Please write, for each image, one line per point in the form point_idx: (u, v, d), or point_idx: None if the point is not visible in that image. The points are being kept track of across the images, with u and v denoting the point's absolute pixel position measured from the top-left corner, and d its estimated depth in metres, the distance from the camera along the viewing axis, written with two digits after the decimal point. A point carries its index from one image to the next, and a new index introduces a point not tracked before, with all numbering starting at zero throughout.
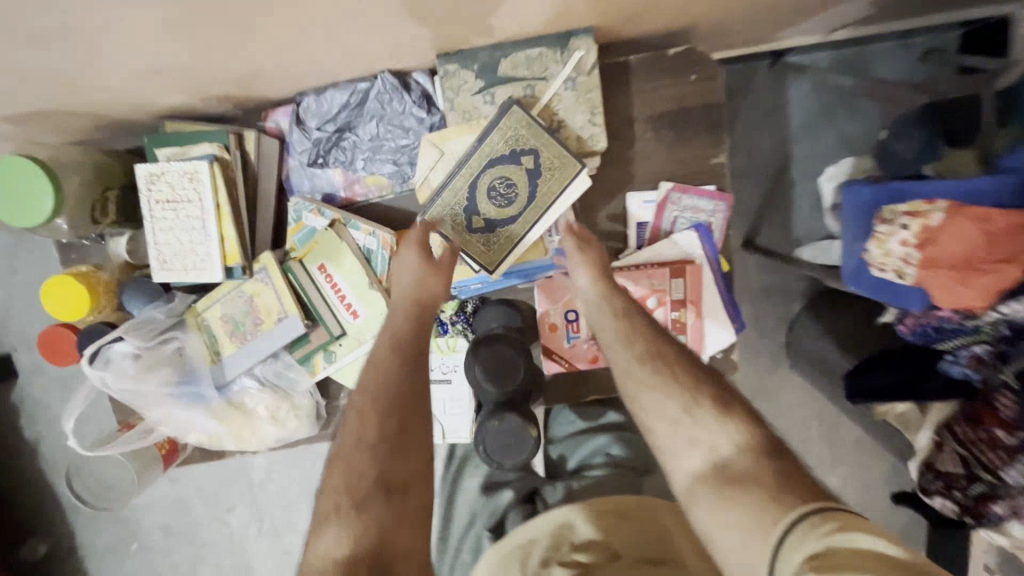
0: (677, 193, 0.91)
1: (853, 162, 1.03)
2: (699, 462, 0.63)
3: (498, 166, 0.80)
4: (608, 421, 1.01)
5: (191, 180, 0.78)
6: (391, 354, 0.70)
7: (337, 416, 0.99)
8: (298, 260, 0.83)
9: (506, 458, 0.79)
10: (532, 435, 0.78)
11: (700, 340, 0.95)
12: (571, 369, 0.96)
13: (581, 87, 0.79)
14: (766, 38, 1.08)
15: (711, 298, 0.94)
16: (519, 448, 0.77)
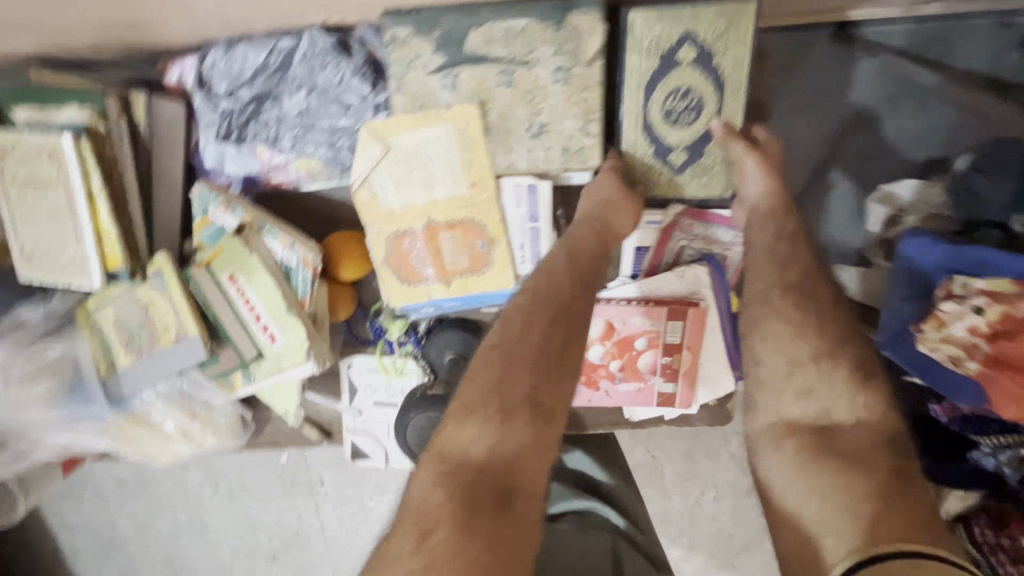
0: (689, 218, 0.72)
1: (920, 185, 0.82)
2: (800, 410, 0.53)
3: (663, 83, 0.62)
4: (574, 464, 0.85)
5: (52, 159, 0.60)
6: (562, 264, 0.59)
7: (264, 431, 0.87)
8: (203, 266, 0.66)
9: None
10: None
11: (692, 389, 0.79)
12: None
13: (576, 82, 0.58)
14: (835, 6, 0.83)
15: (710, 344, 0.78)
16: None
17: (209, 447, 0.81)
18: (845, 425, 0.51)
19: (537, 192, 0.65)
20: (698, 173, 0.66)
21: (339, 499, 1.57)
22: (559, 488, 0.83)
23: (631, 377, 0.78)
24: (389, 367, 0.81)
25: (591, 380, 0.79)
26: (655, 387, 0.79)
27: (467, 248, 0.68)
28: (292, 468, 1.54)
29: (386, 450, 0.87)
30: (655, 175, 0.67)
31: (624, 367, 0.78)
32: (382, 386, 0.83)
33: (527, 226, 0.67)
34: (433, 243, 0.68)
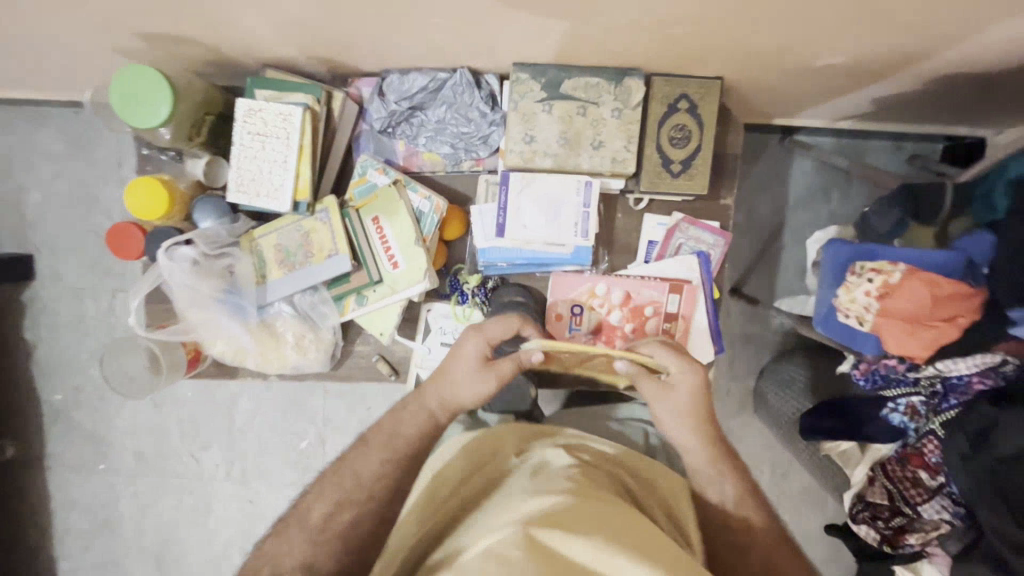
0: (685, 223, 1.05)
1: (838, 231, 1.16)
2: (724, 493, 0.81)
3: (668, 121, 0.96)
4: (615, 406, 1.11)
5: (284, 120, 0.89)
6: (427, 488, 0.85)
7: (346, 360, 1.09)
8: (355, 209, 0.94)
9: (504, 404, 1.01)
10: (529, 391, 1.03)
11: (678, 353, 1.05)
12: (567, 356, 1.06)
13: (625, 118, 0.93)
14: (782, 113, 1.25)
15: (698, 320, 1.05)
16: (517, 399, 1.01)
17: (306, 359, 1.02)
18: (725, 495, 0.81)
19: (592, 186, 0.98)
20: (686, 176, 0.99)
21: None
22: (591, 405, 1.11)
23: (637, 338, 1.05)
24: (460, 314, 1.06)
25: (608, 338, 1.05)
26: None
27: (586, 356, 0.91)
28: (308, 458, 1.66)
29: None
30: (663, 179, 0.99)
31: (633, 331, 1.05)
32: (452, 330, 1.07)
33: (580, 210, 0.98)
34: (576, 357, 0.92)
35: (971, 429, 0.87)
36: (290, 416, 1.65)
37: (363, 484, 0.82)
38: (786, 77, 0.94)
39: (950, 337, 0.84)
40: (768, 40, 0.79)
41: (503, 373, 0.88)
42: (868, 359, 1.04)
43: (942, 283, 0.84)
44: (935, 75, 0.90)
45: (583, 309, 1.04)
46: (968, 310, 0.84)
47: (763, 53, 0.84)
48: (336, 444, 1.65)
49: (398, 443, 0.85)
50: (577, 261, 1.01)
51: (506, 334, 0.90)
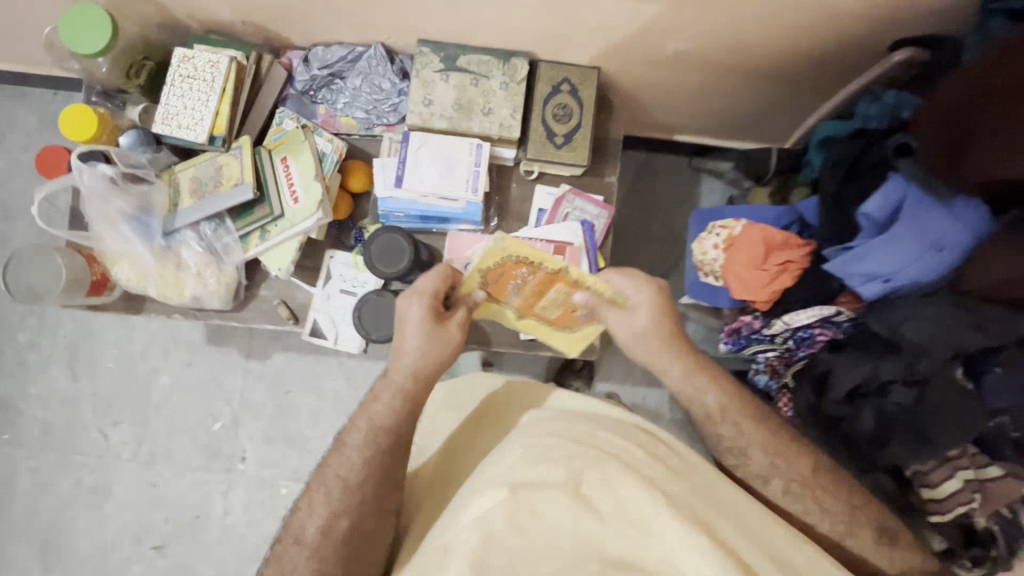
0: (571, 194, 1.15)
1: None
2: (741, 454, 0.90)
3: (552, 99, 1.11)
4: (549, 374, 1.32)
5: (212, 66, 1.03)
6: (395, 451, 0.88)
7: (248, 302, 1.13)
8: (268, 150, 1.07)
9: (377, 330, 1.03)
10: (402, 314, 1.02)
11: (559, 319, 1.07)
12: None
13: (511, 90, 1.08)
14: (677, 126, 1.42)
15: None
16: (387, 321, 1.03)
17: (206, 290, 1.06)
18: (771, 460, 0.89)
19: (481, 148, 1.09)
20: (568, 147, 1.11)
21: (251, 481, 1.62)
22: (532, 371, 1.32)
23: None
24: (359, 262, 1.14)
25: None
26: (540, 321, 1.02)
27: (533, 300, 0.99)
28: (219, 441, 1.64)
29: (340, 331, 1.16)
30: (548, 149, 1.11)
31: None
32: (351, 278, 1.14)
33: (471, 168, 1.09)
34: (524, 302, 0.99)
35: (815, 375, 0.98)
36: (207, 398, 1.64)
37: (349, 483, 0.86)
38: (649, 67, 1.12)
39: (783, 282, 0.96)
40: (614, 15, 0.96)
41: (460, 333, 0.94)
42: (733, 324, 1.11)
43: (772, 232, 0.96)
44: (770, 72, 1.08)
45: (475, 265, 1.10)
46: (798, 256, 0.96)
47: (617, 33, 1.01)
48: (249, 428, 1.63)
49: (378, 433, 0.89)
50: (469, 216, 1.10)
51: (444, 286, 0.95)
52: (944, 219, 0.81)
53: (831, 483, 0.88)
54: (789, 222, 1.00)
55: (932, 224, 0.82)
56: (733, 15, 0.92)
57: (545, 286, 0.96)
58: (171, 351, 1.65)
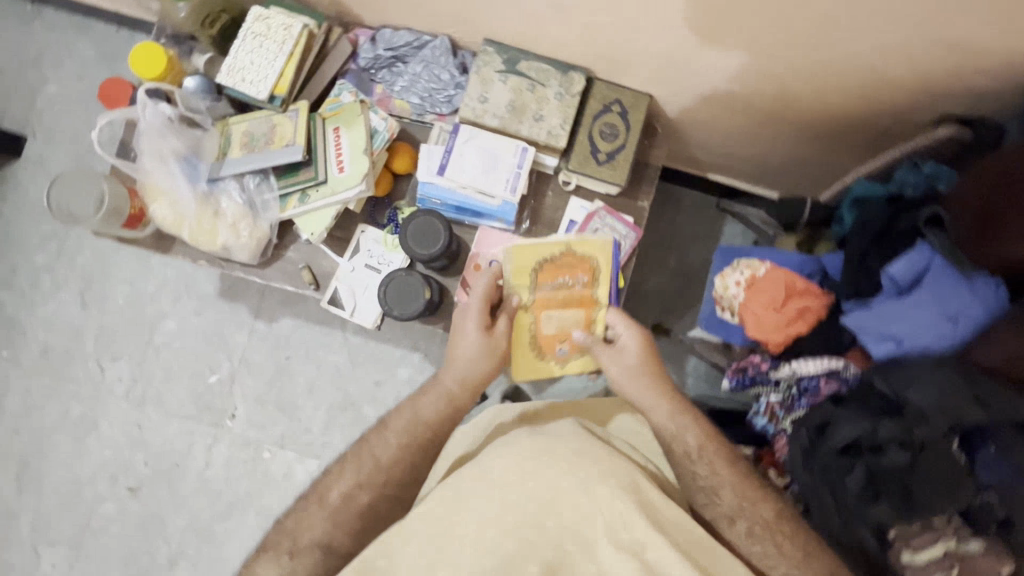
0: (603, 212, 1.18)
1: None
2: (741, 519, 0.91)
3: (602, 117, 1.14)
4: None
5: (285, 29, 1.06)
6: (417, 453, 0.98)
7: (273, 260, 1.16)
8: (322, 118, 1.09)
9: (398, 306, 1.06)
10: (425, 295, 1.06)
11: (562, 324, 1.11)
12: None
13: (565, 102, 1.12)
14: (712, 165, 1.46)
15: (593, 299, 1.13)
16: (412, 297, 1.05)
17: (237, 241, 1.09)
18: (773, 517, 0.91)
19: (527, 152, 1.12)
20: (609, 166, 1.14)
21: (238, 440, 1.64)
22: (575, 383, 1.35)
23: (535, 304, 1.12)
24: (389, 242, 1.16)
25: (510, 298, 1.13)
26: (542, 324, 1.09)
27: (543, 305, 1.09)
28: (213, 394, 1.64)
29: (357, 305, 1.17)
30: (589, 163, 1.14)
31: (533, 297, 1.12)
32: (379, 254, 1.17)
33: (513, 170, 1.12)
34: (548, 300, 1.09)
35: (813, 425, 0.97)
36: (207, 349, 1.65)
37: (380, 468, 0.96)
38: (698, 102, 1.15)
39: (798, 330, 0.99)
40: (675, 49, 1.00)
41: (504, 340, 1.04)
42: (740, 361, 1.13)
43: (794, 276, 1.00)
44: (814, 128, 1.11)
45: None
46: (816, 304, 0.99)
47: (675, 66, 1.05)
48: (245, 387, 1.64)
49: (418, 425, 0.99)
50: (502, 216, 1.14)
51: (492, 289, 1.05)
52: (962, 291, 0.84)
53: (789, 529, 0.89)
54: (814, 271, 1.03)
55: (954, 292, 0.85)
56: (790, 69, 0.96)
57: (573, 295, 1.09)
58: (181, 297, 1.66)
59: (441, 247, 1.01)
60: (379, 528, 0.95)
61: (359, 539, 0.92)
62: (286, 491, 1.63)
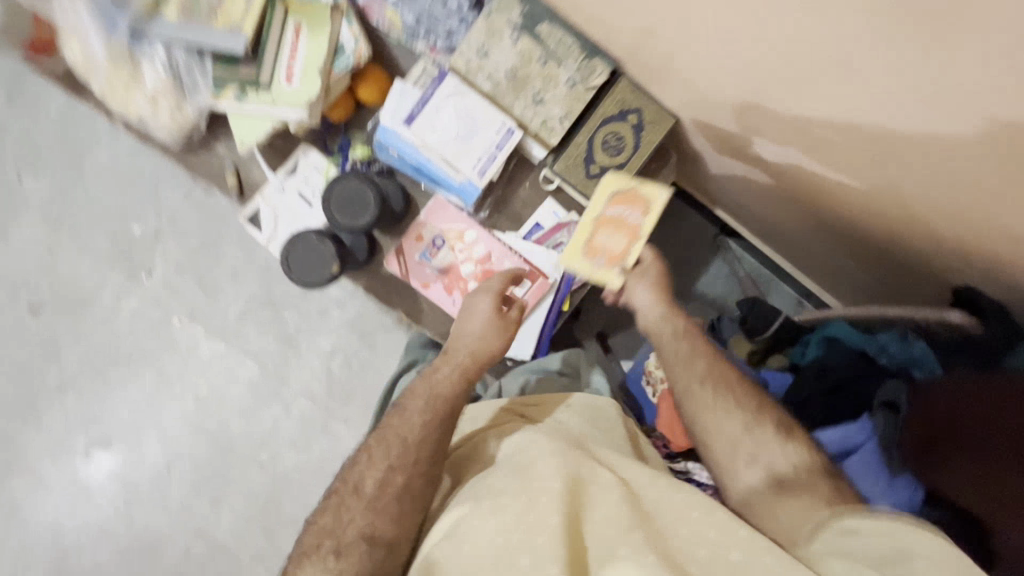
0: (575, 227, 1.06)
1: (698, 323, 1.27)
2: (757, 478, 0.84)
3: (612, 124, 0.96)
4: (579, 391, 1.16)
5: None
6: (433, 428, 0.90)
7: (201, 151, 1.00)
8: (285, 7, 0.92)
9: (301, 271, 1.02)
10: (330, 269, 1.00)
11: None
12: (404, 277, 1.05)
13: (574, 93, 0.93)
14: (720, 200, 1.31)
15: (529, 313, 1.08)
16: (317, 266, 1.01)
17: (155, 119, 0.92)
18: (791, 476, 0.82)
19: (512, 135, 0.95)
20: (599, 183, 0.97)
21: (149, 298, 1.59)
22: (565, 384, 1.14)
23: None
24: (329, 176, 1.01)
25: (448, 285, 1.05)
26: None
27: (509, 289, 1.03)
28: (133, 245, 1.56)
29: (276, 233, 1.04)
30: (577, 172, 0.98)
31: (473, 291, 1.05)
32: (316, 185, 1.02)
33: (490, 149, 0.95)
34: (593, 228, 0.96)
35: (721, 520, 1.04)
36: (139, 195, 1.55)
37: (410, 448, 0.88)
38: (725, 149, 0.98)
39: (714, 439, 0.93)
40: (716, 84, 0.82)
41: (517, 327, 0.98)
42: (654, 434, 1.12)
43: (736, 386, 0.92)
44: (830, 229, 0.97)
45: (444, 243, 1.05)
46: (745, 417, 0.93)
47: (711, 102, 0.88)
48: (169, 249, 1.57)
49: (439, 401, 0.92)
50: (462, 197, 0.99)
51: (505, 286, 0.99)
52: (880, 485, 0.81)
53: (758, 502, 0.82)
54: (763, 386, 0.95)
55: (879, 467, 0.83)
56: (831, 171, 0.80)
57: (623, 224, 0.96)
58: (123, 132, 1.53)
59: (371, 220, 0.98)
60: (410, 529, 0.86)
61: (402, 529, 0.85)
62: (188, 361, 1.63)
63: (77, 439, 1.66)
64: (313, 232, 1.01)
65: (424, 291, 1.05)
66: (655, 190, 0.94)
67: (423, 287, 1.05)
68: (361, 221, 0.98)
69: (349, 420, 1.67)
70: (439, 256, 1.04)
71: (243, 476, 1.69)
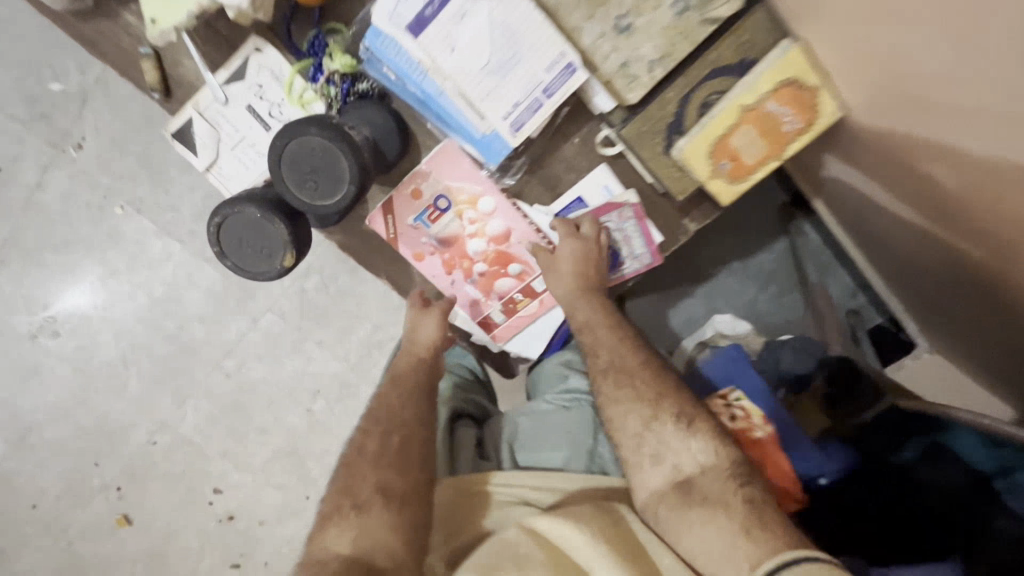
0: (631, 212, 0.77)
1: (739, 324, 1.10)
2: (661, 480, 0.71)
3: (725, 80, 0.66)
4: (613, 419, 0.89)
5: None
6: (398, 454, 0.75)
7: (103, 24, 0.69)
8: None
9: (252, 267, 0.71)
10: (283, 256, 0.70)
11: (496, 326, 0.85)
12: (391, 241, 0.78)
13: (681, 24, 0.62)
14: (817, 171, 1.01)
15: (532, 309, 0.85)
16: (268, 253, 0.70)
17: None
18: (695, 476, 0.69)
19: (573, 75, 0.63)
20: (678, 165, 0.70)
21: (81, 177, 1.32)
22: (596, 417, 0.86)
23: (478, 285, 0.82)
24: (292, 89, 0.70)
25: (448, 263, 0.80)
26: (490, 312, 0.84)
27: (513, 296, 0.83)
28: (52, 105, 1.28)
29: (218, 160, 0.74)
30: (653, 142, 0.69)
31: (478, 276, 0.81)
32: (272, 100, 0.71)
33: (535, 94, 0.65)
34: (734, 153, 0.68)
35: None
36: (63, 41, 1.25)
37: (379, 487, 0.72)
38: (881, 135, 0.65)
39: None
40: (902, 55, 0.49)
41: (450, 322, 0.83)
42: None
43: (773, 462, 0.75)
44: (964, 265, 0.72)
45: (449, 206, 0.77)
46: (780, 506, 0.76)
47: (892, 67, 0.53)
48: (97, 117, 1.29)
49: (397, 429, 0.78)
50: (484, 155, 0.70)
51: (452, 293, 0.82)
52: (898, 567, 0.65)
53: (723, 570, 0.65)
54: (815, 474, 0.76)
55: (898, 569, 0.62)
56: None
57: (773, 130, 0.67)
58: None
59: (348, 198, 0.66)
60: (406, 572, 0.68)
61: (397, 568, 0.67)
62: (137, 258, 1.39)
63: (18, 320, 1.43)
64: (255, 209, 0.67)
65: (416, 262, 0.80)
66: (830, 99, 0.65)
67: (414, 257, 0.79)
68: (333, 184, 0.66)
69: (324, 340, 1.48)
70: (441, 223, 0.78)
71: (206, 382, 1.48)
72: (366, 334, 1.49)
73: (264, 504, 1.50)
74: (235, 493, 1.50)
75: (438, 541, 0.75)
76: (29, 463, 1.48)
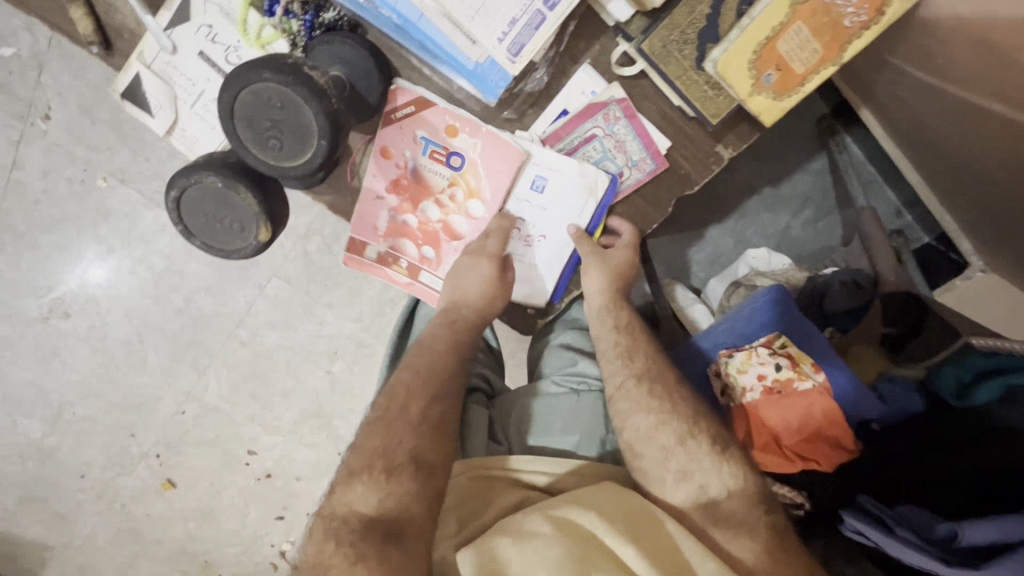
0: (619, 111, 0.64)
1: (773, 255, 1.03)
2: (681, 495, 0.67)
3: None
4: None
5: None
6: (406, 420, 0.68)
7: None
8: None
9: (225, 241, 0.65)
10: (260, 232, 0.63)
11: (362, 258, 0.74)
12: (371, 190, 0.70)
13: None
14: (871, 73, 0.87)
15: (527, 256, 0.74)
16: (236, 219, 0.63)
17: None
18: (720, 496, 0.66)
19: None
20: (710, 83, 0.61)
21: (56, 150, 1.24)
22: (590, 409, 0.79)
23: (391, 221, 0.72)
24: (246, 26, 0.59)
25: (395, 183, 0.70)
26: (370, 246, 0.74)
27: (399, 257, 0.74)
28: (7, 73, 1.18)
29: (176, 120, 0.65)
30: (679, 55, 0.60)
31: (396, 217, 0.72)
32: (226, 43, 0.61)
33: (535, 6, 0.56)
34: (783, 65, 0.58)
35: None
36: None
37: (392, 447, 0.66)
38: (989, 16, 0.62)
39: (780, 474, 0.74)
40: None
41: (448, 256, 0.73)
42: None
43: (818, 413, 0.73)
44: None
45: (422, 159, 0.68)
46: (828, 460, 0.72)
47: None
48: (60, 82, 1.18)
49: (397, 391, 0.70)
50: (480, 90, 0.60)
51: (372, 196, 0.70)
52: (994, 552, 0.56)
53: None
54: (869, 418, 0.73)
55: (972, 525, 0.56)
56: None
57: (829, 28, 0.56)
58: None
59: (318, 155, 0.56)
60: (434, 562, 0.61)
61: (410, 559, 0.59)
62: (131, 230, 1.33)
63: (27, 304, 1.40)
64: (214, 175, 0.60)
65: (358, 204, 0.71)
66: None
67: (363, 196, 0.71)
68: (295, 146, 0.57)
69: (334, 302, 1.43)
70: (432, 165, 0.68)
71: (223, 351, 1.45)
72: (377, 293, 1.43)
73: (298, 461, 1.53)
74: (269, 453, 1.52)
75: (448, 531, 0.67)
76: (66, 439, 1.49)
